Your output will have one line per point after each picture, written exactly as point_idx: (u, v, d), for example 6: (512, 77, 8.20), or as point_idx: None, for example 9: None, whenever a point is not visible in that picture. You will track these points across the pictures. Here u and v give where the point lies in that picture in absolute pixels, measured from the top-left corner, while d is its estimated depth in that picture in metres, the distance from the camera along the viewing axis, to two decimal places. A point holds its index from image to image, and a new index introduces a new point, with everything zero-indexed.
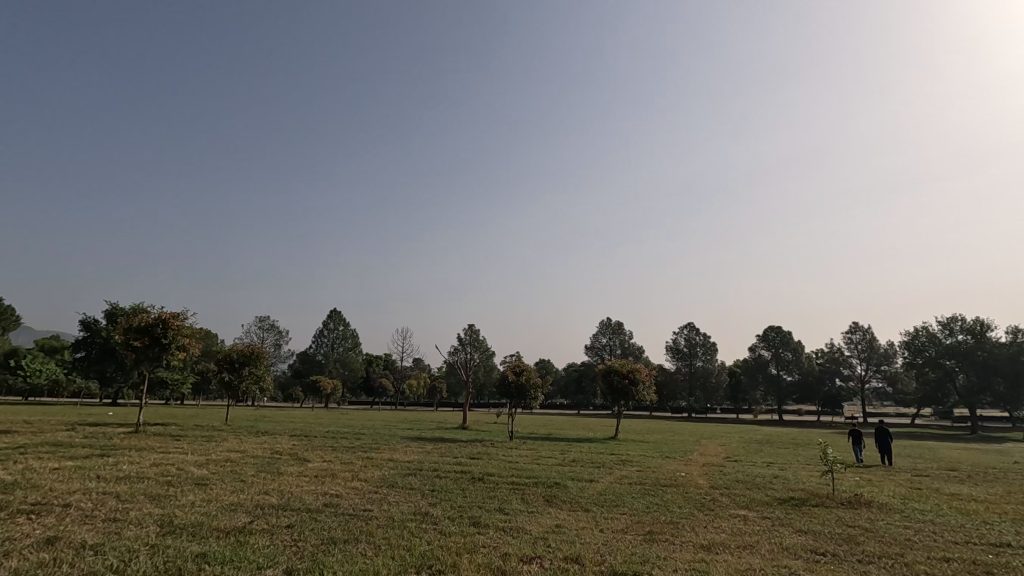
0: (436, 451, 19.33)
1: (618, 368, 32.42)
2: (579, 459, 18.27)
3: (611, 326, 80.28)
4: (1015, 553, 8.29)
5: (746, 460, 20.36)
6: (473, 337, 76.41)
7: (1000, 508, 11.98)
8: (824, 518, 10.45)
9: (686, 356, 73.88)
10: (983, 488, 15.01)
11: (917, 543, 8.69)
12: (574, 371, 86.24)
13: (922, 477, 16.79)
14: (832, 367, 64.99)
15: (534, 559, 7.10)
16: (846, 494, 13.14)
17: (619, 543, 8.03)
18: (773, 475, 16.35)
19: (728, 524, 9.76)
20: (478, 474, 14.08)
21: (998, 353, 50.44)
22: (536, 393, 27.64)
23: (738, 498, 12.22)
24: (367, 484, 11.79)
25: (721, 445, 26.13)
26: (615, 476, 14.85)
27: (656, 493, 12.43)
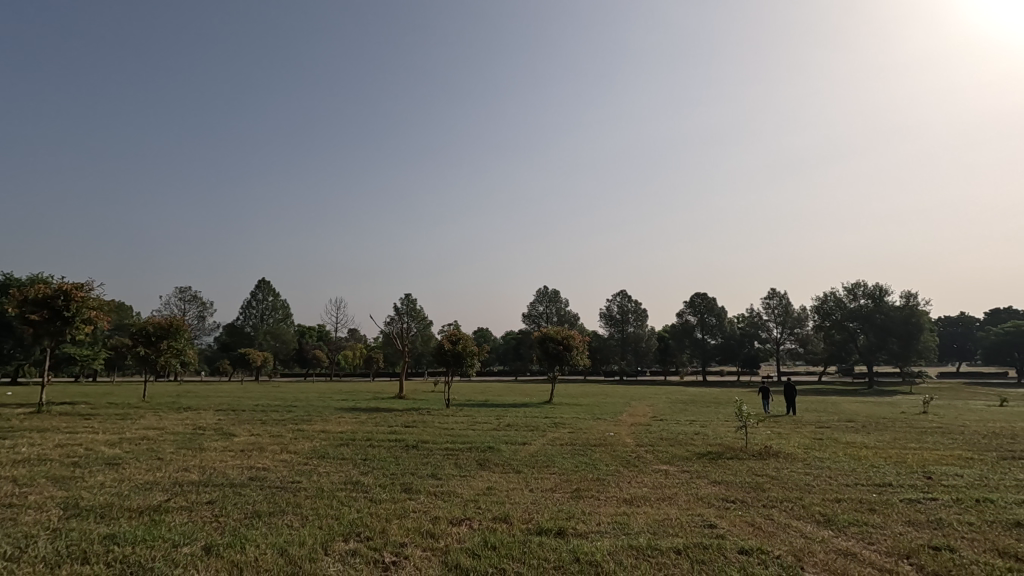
0: (370, 421, 19.20)
1: (554, 335, 33.06)
2: (513, 424, 18.72)
3: (548, 294, 81.59)
4: (894, 491, 9.33)
5: (671, 419, 21.54)
6: (410, 306, 75.43)
7: (887, 453, 13.42)
8: (736, 469, 11.30)
9: (618, 323, 76.47)
10: (875, 436, 16.74)
11: (815, 487, 9.58)
12: (511, 339, 87.21)
13: (825, 429, 18.47)
14: (752, 331, 69.34)
15: (463, 521, 7.26)
16: (757, 447, 14.25)
17: (547, 501, 8.35)
18: (694, 432, 17.46)
19: (649, 478, 10.37)
20: (412, 442, 14.12)
21: (892, 315, 55.68)
22: (473, 360, 27.75)
23: (661, 455, 13.00)
24: (296, 456, 11.55)
25: (648, 406, 27.61)
26: (549, 438, 15.37)
27: (585, 453, 12.99)
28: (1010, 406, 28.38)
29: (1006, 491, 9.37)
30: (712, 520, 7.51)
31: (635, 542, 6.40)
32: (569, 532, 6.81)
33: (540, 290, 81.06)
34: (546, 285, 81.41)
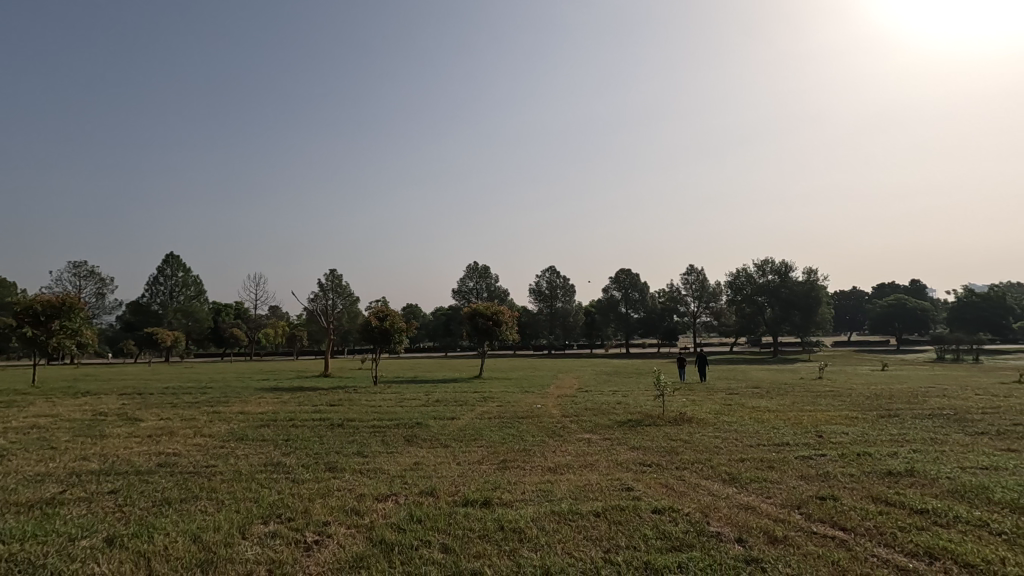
0: (293, 400, 18.58)
1: (483, 310, 33.14)
2: (442, 399, 18.79)
3: (478, 270, 81.55)
4: (790, 449, 10.27)
5: (595, 390, 22.39)
6: (335, 282, 72.96)
7: (786, 416, 14.71)
8: (653, 435, 11.96)
9: (547, 299, 77.90)
10: (777, 400, 18.30)
11: (721, 449, 10.34)
12: (440, 314, 86.71)
13: (734, 395, 19.93)
14: (672, 306, 72.86)
15: (389, 496, 7.25)
16: (673, 414, 15.12)
17: (473, 473, 8.49)
18: (616, 401, 18.29)
19: (573, 447, 10.77)
20: (338, 420, 13.81)
21: (796, 290, 60.37)
22: (400, 337, 27.36)
23: (585, 424, 13.52)
24: (210, 440, 10.98)
25: (575, 378, 28.55)
26: (477, 412, 15.54)
27: (513, 425, 13.26)
28: (889, 370, 31.83)
29: (882, 445, 10.57)
30: (629, 483, 7.94)
31: (558, 508, 6.67)
32: (495, 502, 6.97)
33: (469, 265, 80.82)
34: (476, 261, 81.25)
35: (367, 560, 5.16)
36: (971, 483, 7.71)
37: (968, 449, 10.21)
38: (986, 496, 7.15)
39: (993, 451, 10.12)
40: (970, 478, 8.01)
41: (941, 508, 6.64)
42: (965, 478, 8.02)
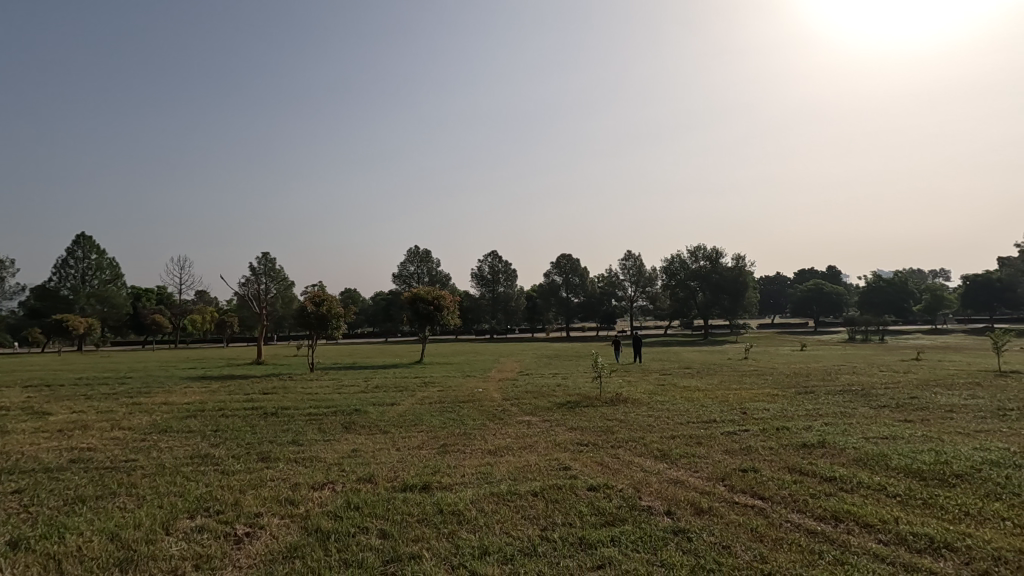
0: (224, 389, 17.78)
1: (424, 295, 32.76)
2: (382, 385, 18.54)
3: (419, 254, 80.44)
4: (717, 426, 10.86)
5: (536, 373, 22.76)
6: (268, 266, 69.87)
7: (714, 394, 15.56)
8: (590, 416, 12.31)
9: (489, 283, 77.99)
10: (706, 380, 19.31)
11: (654, 427, 10.81)
12: (380, 299, 84.94)
13: (667, 376, 20.86)
14: (610, 290, 74.68)
15: (325, 485, 7.10)
16: (610, 395, 15.63)
17: (413, 458, 8.46)
18: (556, 384, 18.69)
19: (513, 430, 10.92)
20: (272, 409, 13.34)
21: (725, 275, 63.42)
22: (338, 323, 26.67)
23: (525, 407, 13.74)
24: (130, 433, 10.31)
25: (516, 362, 28.94)
26: (418, 397, 15.42)
27: (453, 409, 13.27)
28: (807, 350, 34.23)
29: (799, 420, 11.37)
30: (567, 463, 8.15)
31: (497, 490, 6.77)
32: (434, 486, 6.99)
33: (410, 249, 79.49)
34: (417, 245, 79.98)
35: (302, 549, 5.06)
36: (873, 452, 8.45)
37: (872, 421, 11.17)
38: (885, 463, 7.87)
39: (893, 422, 11.12)
40: (873, 447, 8.78)
41: (848, 476, 7.23)
42: (867, 447, 8.78)
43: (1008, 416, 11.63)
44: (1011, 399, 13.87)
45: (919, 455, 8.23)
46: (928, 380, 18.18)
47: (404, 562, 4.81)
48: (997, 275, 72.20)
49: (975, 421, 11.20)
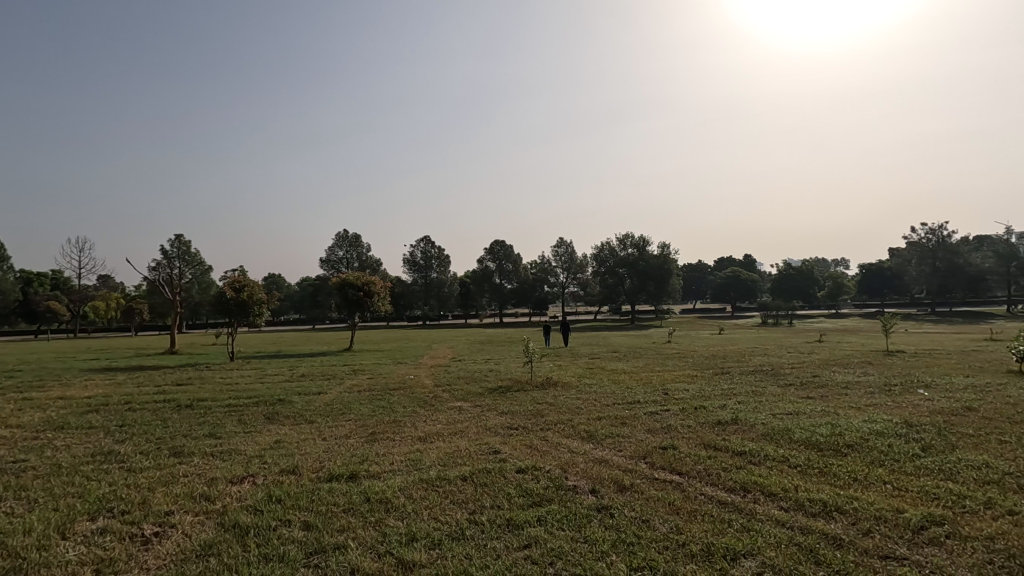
0: (131, 381, 16.52)
1: (353, 281, 31.84)
2: (309, 374, 17.93)
3: (348, 238, 77.93)
4: (640, 406, 11.36)
5: (468, 359, 22.80)
6: (182, 249, 65.30)
7: (638, 376, 16.26)
8: (520, 399, 12.51)
9: (421, 269, 76.87)
10: (633, 363, 20.13)
11: (582, 409, 11.15)
12: (307, 285, 81.60)
13: (595, 359, 21.53)
14: (542, 277, 75.67)
15: (245, 478, 6.80)
16: (540, 379, 15.97)
17: (340, 448, 8.25)
18: (488, 369, 18.83)
19: (444, 416, 10.92)
20: (186, 401, 12.54)
21: (652, 262, 65.94)
22: (260, 309, 25.42)
23: (457, 392, 13.73)
24: (18, 432, 9.36)
25: (448, 348, 28.86)
26: (346, 386, 15.05)
27: (383, 397, 13.06)
28: (724, 333, 36.42)
29: (714, 399, 12.11)
30: (496, 447, 8.24)
31: (426, 476, 6.75)
32: (361, 474, 6.86)
33: (339, 233, 76.81)
34: (347, 229, 77.37)
35: (218, 546, 4.83)
36: (779, 427, 9.14)
37: (780, 398, 12.08)
38: (789, 436, 8.53)
39: (797, 399, 12.10)
40: (779, 422, 9.51)
41: (756, 449, 7.79)
42: (774, 422, 9.50)
43: (892, 391, 12.97)
44: (895, 376, 15.46)
45: (817, 429, 9.00)
46: (828, 360, 19.87)
47: (329, 553, 4.72)
48: (888, 265, 79.80)
49: (866, 396, 12.39)
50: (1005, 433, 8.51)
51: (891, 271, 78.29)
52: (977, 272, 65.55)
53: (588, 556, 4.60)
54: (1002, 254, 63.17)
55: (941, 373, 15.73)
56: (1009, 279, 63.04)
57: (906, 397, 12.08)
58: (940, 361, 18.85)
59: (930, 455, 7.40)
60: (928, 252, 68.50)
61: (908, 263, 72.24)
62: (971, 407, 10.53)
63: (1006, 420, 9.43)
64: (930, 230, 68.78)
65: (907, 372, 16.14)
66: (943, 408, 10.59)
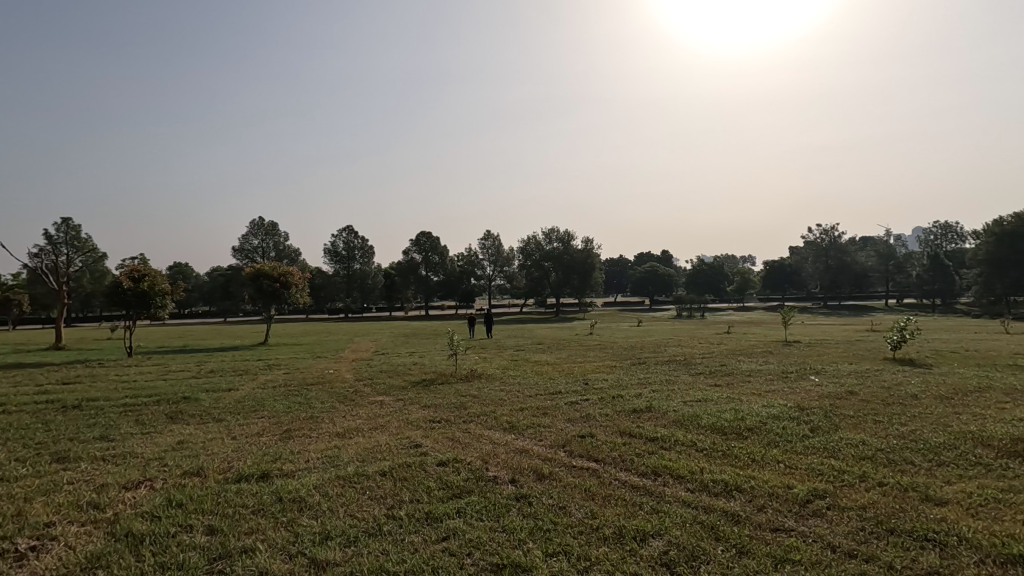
0: (7, 381, 14.79)
1: (269, 271, 30.19)
2: (218, 369, 16.88)
3: (264, 227, 73.85)
4: (562, 396, 11.66)
5: (392, 352, 22.38)
6: (70, 234, 59.01)
7: (560, 367, 16.69)
8: (444, 392, 12.45)
9: (343, 260, 74.18)
10: (555, 354, 20.61)
11: (505, 401, 11.26)
12: (217, 275, 76.48)
13: (519, 351, 21.85)
14: (469, 269, 75.52)
15: (142, 483, 6.30)
16: (464, 371, 15.98)
17: (250, 447, 7.84)
18: (411, 362, 18.59)
19: (364, 411, 10.66)
20: (73, 401, 11.40)
21: (576, 256, 67.73)
22: (163, 301, 23.54)
23: (378, 387, 13.45)
24: None
25: (371, 341, 28.21)
26: (260, 381, 14.31)
27: (300, 392, 12.54)
28: (641, 326, 38.13)
29: (631, 388, 12.67)
30: (418, 441, 8.15)
31: (343, 472, 6.57)
32: (273, 474, 6.56)
33: (254, 220, 72.53)
34: (262, 217, 73.25)
35: (107, 558, 4.45)
36: (688, 413, 9.70)
37: (691, 387, 12.81)
38: (698, 422, 9.07)
39: (706, 387, 12.87)
40: (688, 408, 10.10)
41: (667, 435, 8.23)
42: (684, 409, 10.07)
43: (788, 377, 14.16)
44: (792, 364, 16.84)
45: (723, 414, 9.64)
46: (735, 350, 21.33)
47: (234, 558, 4.47)
48: (787, 262, 86.83)
49: (765, 382, 13.43)
50: (879, 414, 9.54)
51: (790, 267, 84.93)
52: (862, 269, 72.96)
53: (505, 544, 4.67)
54: (883, 253, 72.43)
55: (830, 361, 17.34)
56: (887, 276, 72.15)
57: (799, 383, 13.18)
58: (830, 350, 20.78)
59: (818, 435, 8.15)
60: (822, 250, 74.97)
61: (805, 261, 78.89)
62: (852, 391, 11.71)
63: (881, 402, 10.56)
64: (824, 230, 75.25)
65: (802, 361, 17.64)
66: (830, 392, 11.69)
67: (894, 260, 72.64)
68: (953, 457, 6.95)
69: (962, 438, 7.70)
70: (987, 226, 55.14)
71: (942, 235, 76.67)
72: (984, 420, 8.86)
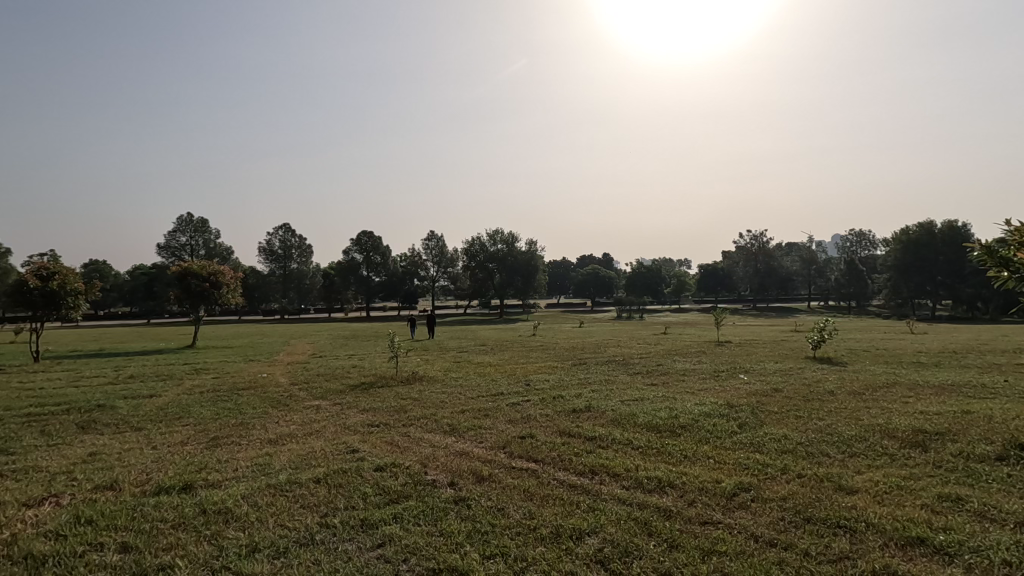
0: None
1: (197, 270, 28.55)
2: (139, 374, 15.78)
3: (193, 223, 69.91)
4: (503, 398, 11.70)
5: (330, 355, 21.71)
6: None
7: (503, 369, 16.75)
8: (384, 395, 12.20)
9: (280, 259, 71.25)
10: (498, 356, 20.65)
11: (446, 403, 11.16)
12: (139, 274, 71.58)
13: (462, 353, 21.75)
14: (412, 270, 74.57)
15: (47, 500, 5.80)
16: (405, 374, 15.73)
17: (173, 456, 7.38)
18: (351, 365, 18.12)
19: (299, 416, 10.29)
20: None
21: (519, 258, 68.22)
22: (76, 302, 21.82)
23: (315, 391, 13.01)
24: None
25: (309, 344, 27.27)
26: (186, 387, 13.49)
27: (229, 398, 11.93)
28: (583, 327, 38.90)
29: (571, 388, 12.88)
30: (355, 446, 7.94)
31: (274, 481, 6.30)
32: (197, 484, 6.20)
33: (181, 216, 68.45)
34: (190, 213, 69.22)
35: None
36: (625, 412, 9.96)
37: (629, 386, 13.17)
38: (635, 421, 9.32)
39: (643, 386, 13.27)
40: (625, 408, 10.37)
41: (605, 434, 8.42)
42: (621, 408, 10.35)
43: (719, 376, 14.83)
44: (723, 363, 17.66)
45: (658, 412, 9.97)
46: (670, 350, 22.10)
47: None
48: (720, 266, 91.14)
49: (698, 381, 14.00)
50: (799, 409, 10.15)
51: (722, 271, 89.05)
52: (787, 273, 77.61)
53: (442, 549, 4.62)
54: (806, 259, 77.65)
55: (758, 360, 18.32)
56: (810, 279, 77.60)
57: (729, 382, 13.82)
58: (757, 350, 21.94)
59: (745, 431, 8.58)
60: (751, 256, 79.05)
61: (736, 265, 82.85)
62: (777, 388, 12.39)
63: (802, 398, 11.24)
64: (753, 236, 79.27)
65: (732, 360, 18.52)
66: (757, 390, 12.33)
67: (816, 264, 78.14)
68: (863, 448, 7.50)
69: (871, 430, 8.33)
70: (896, 234, 59.66)
71: (857, 242, 82.54)
72: (891, 413, 9.61)
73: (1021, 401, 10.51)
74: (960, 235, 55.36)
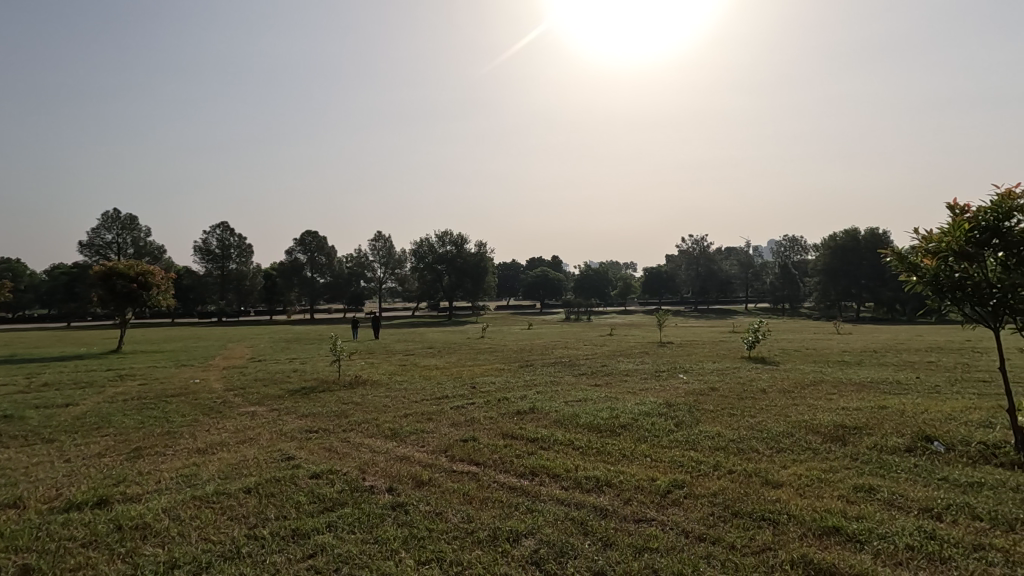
0: None
1: (124, 270, 26.78)
2: (56, 382, 14.69)
3: (120, 220, 65.81)
4: (447, 400, 11.61)
5: (270, 359, 20.97)
6: None
7: (449, 371, 16.64)
8: (324, 401, 11.83)
9: (216, 259, 68.41)
10: (445, 358, 20.49)
11: (389, 407, 10.96)
12: (58, 273, 66.64)
13: (408, 355, 21.48)
14: (358, 270, 73.45)
15: None
16: (348, 377, 15.38)
17: (87, 469, 6.90)
18: (291, 369, 17.53)
19: (232, 423, 9.83)
20: None
21: (469, 259, 67.77)
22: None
23: (251, 396, 12.49)
24: None
25: (247, 347, 26.29)
26: (107, 395, 12.64)
27: (157, 406, 11.27)
28: (532, 328, 39.31)
29: (516, 389, 12.98)
30: (289, 453, 7.66)
31: (200, 492, 5.97)
32: (113, 499, 5.81)
33: (107, 212, 64.31)
34: (117, 209, 65.11)
35: None
36: (568, 412, 10.13)
37: (571, 387, 13.38)
38: (576, 422, 9.46)
39: (586, 387, 13.49)
40: (568, 408, 10.53)
41: (547, 435, 8.50)
42: (565, 409, 10.49)
43: (661, 376, 15.33)
44: (664, 363, 18.28)
45: (599, 412, 10.19)
46: (614, 351, 22.60)
47: None
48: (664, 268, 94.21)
49: (639, 381, 14.37)
50: (733, 407, 10.60)
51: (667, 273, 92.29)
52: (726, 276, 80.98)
53: (376, 556, 4.52)
54: (743, 263, 81.63)
55: (697, 360, 19.09)
56: (747, 282, 81.86)
57: (669, 381, 14.22)
58: (698, 350, 22.79)
59: (681, 429, 8.86)
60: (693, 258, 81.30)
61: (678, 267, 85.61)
62: (713, 387, 12.89)
63: (736, 396, 11.75)
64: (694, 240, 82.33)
65: (673, 360, 19.17)
66: (695, 389, 12.78)
67: (753, 268, 82.38)
68: (789, 443, 7.90)
69: (797, 426, 8.78)
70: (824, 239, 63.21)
71: (790, 247, 87.19)
72: (816, 409, 10.19)
73: (930, 396, 11.32)
74: (880, 241, 59.32)
